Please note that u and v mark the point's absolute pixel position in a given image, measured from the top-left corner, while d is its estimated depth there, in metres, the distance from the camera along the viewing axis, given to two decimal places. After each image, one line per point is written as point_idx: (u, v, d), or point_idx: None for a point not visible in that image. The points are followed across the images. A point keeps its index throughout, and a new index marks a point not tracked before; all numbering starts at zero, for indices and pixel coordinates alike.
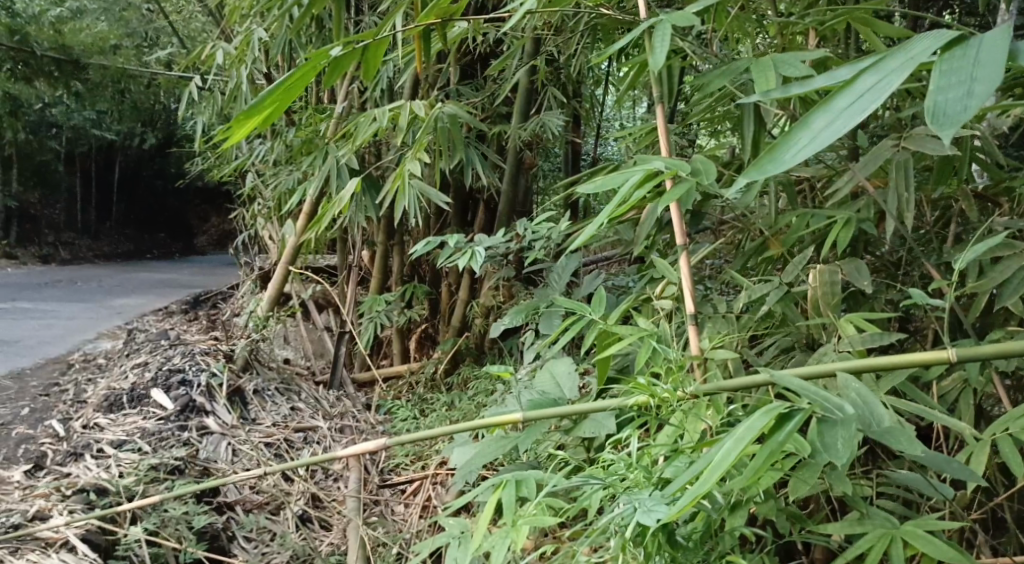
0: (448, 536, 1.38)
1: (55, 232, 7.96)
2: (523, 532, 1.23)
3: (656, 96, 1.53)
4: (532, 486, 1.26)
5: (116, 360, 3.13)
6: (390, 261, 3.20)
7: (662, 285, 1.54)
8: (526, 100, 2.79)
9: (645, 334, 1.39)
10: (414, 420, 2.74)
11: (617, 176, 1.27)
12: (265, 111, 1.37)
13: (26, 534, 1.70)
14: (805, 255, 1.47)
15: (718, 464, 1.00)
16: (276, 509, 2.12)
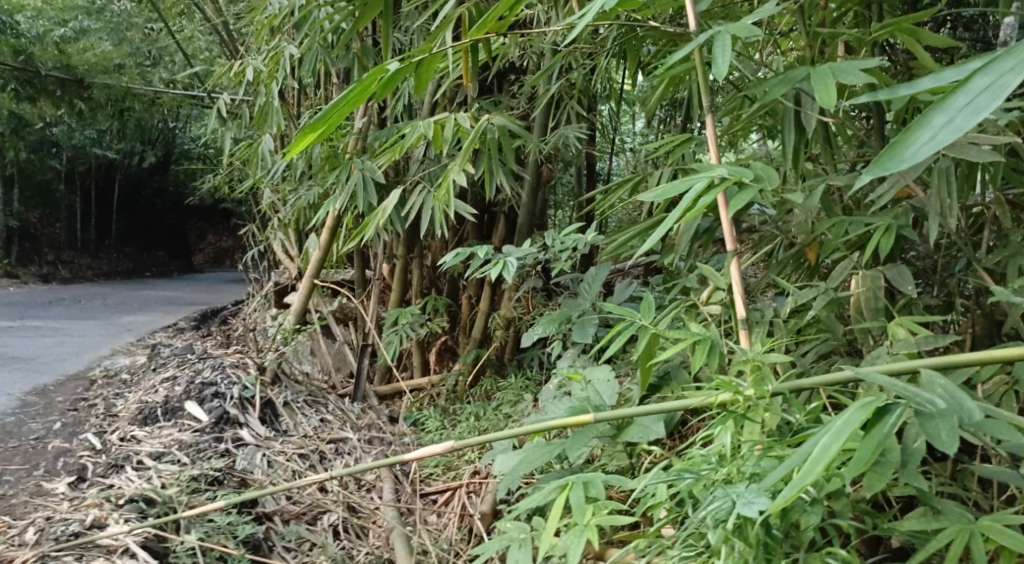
0: (508, 540, 1.43)
1: (55, 251, 7.97)
2: (598, 532, 1.29)
3: (706, 106, 1.58)
4: (600, 486, 1.29)
5: (140, 375, 3.16)
6: (410, 275, 3.22)
7: (710, 292, 1.63)
8: (546, 114, 2.82)
9: (699, 339, 1.43)
10: (442, 431, 2.77)
11: (682, 182, 1.30)
12: (323, 129, 1.42)
13: (90, 542, 1.75)
14: (847, 261, 1.52)
15: (819, 457, 1.09)
16: (313, 519, 2.14)
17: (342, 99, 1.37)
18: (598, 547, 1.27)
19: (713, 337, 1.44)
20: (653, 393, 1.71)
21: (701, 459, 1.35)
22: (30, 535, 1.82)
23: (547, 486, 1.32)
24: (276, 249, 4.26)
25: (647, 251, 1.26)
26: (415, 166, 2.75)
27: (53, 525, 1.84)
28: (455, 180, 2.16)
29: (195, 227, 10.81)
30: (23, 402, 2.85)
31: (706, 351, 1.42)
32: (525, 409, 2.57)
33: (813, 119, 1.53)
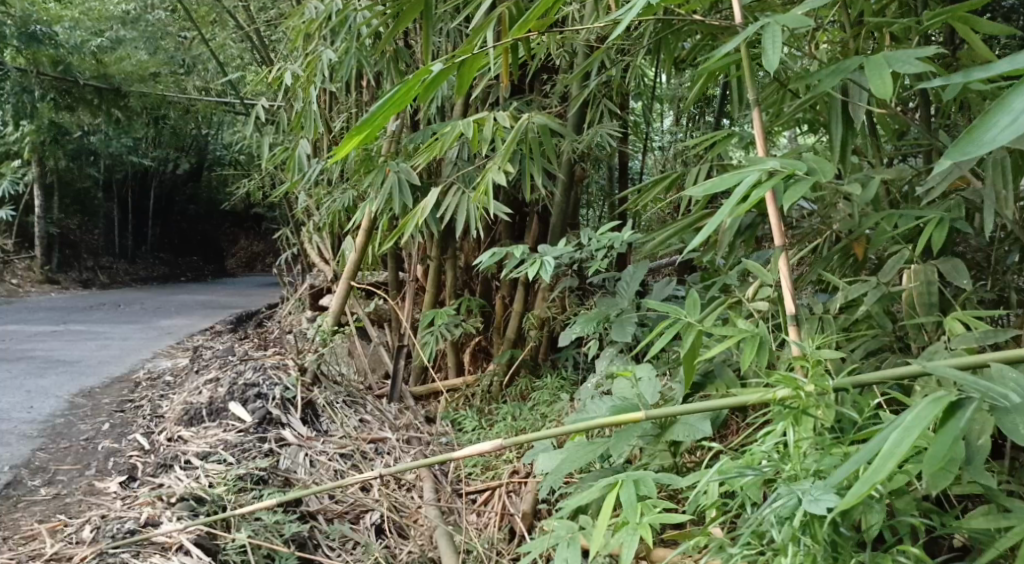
0: (556, 538, 1.44)
1: (94, 257, 8.09)
2: (651, 530, 1.28)
3: (752, 99, 1.59)
4: (652, 484, 1.30)
5: (183, 377, 3.22)
6: (444, 275, 3.23)
7: (755, 288, 1.65)
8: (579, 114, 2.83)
9: (749, 334, 1.45)
10: (480, 430, 2.79)
11: (733, 175, 1.30)
12: (369, 131, 1.48)
13: (145, 539, 1.79)
14: (899, 255, 1.55)
15: (891, 451, 1.08)
16: (356, 519, 2.16)
17: (385, 105, 1.42)
18: (652, 544, 1.26)
19: (762, 334, 1.45)
20: (697, 392, 1.73)
21: (750, 457, 1.36)
22: (87, 533, 1.87)
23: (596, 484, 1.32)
24: (312, 252, 4.31)
25: (696, 249, 1.25)
26: (450, 168, 2.77)
27: (109, 523, 1.89)
28: (495, 180, 2.18)
29: (227, 232, 10.91)
30: (71, 405, 2.92)
31: (756, 346, 1.43)
32: (563, 408, 2.58)
33: (861, 109, 1.55)
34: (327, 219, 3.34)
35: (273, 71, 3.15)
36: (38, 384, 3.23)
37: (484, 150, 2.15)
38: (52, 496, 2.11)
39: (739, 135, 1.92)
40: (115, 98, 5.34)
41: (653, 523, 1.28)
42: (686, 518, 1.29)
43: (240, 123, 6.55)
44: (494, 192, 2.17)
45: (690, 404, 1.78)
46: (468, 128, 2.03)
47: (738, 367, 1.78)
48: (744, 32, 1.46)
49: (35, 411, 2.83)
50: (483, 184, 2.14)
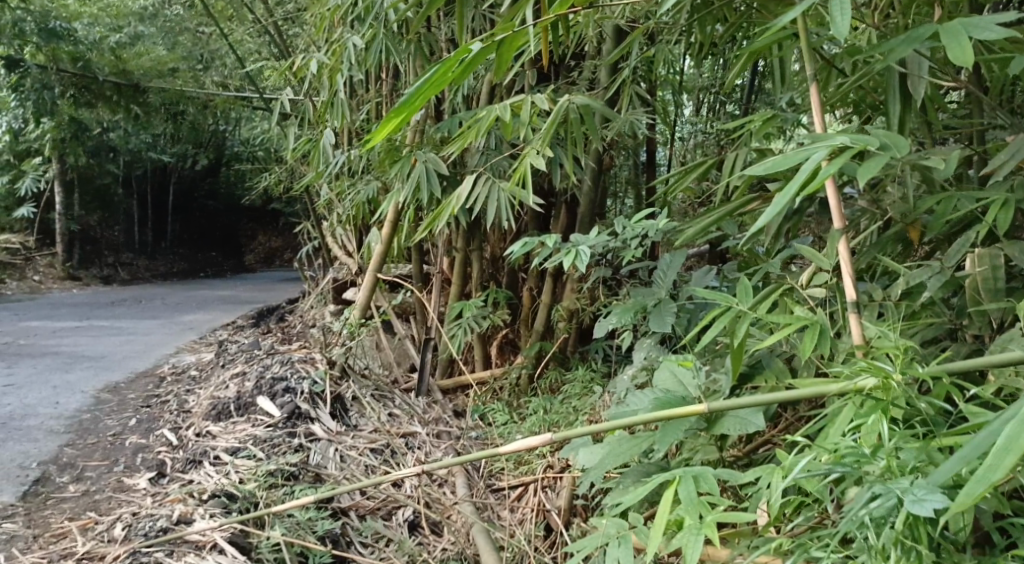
0: (606, 536, 1.39)
1: (114, 253, 8.09)
2: (718, 531, 1.20)
3: (808, 74, 1.54)
4: (712, 482, 1.23)
5: (209, 371, 3.19)
6: (470, 267, 3.18)
7: (812, 275, 1.60)
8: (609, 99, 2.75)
9: (810, 322, 1.45)
10: (512, 424, 2.73)
11: (800, 151, 1.24)
12: (404, 115, 1.44)
13: (178, 537, 1.75)
14: (962, 238, 1.53)
15: (1007, 446, 1.01)
16: (388, 515, 2.11)
17: (421, 87, 1.38)
18: (720, 545, 1.18)
19: (820, 323, 1.46)
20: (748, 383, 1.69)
21: (813, 452, 1.30)
22: (119, 531, 1.83)
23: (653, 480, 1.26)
24: (334, 245, 4.27)
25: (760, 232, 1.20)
26: (478, 157, 2.69)
27: (141, 521, 1.85)
28: (533, 164, 2.12)
29: (246, 228, 10.89)
30: (97, 400, 2.90)
31: (816, 335, 1.44)
32: (596, 401, 2.52)
33: (924, 85, 1.54)
34: (352, 210, 3.29)
35: (296, 62, 3.11)
36: (64, 379, 3.20)
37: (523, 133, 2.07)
38: (81, 493, 2.08)
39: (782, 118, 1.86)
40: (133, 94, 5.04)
41: (721, 523, 1.21)
42: (760, 519, 1.21)
43: (258, 118, 6.52)
44: (532, 177, 2.11)
45: (737, 397, 1.73)
46: (505, 112, 1.98)
47: (786, 358, 1.72)
48: (808, 1, 1.39)
49: (61, 406, 2.80)
50: (521, 169, 2.09)
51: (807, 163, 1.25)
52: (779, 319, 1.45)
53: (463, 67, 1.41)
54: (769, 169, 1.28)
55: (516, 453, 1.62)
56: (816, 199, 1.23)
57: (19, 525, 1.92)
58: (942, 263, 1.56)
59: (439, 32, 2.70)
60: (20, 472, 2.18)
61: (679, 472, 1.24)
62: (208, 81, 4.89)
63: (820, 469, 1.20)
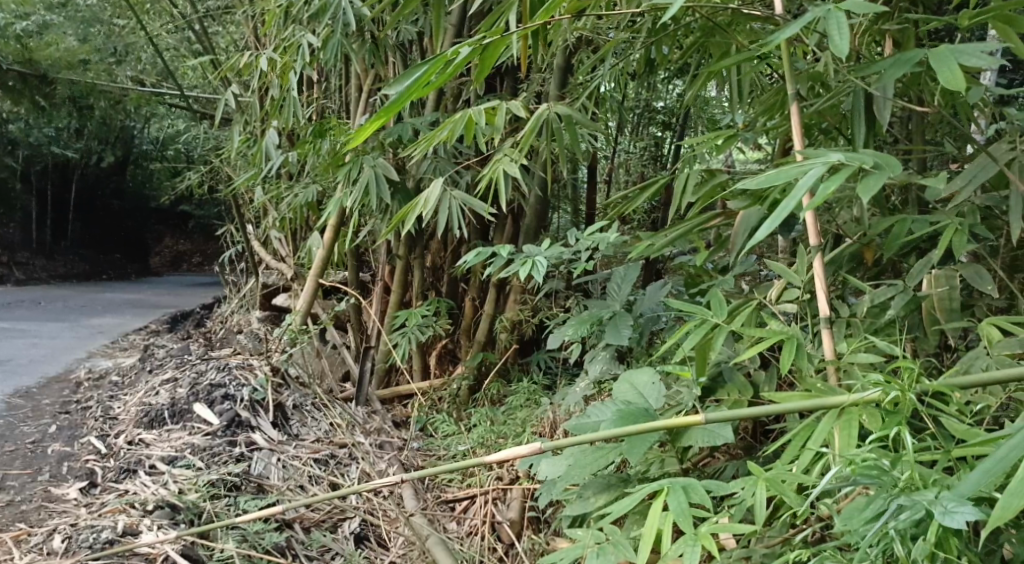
0: (582, 546, 1.37)
1: (9, 252, 7.63)
2: (714, 542, 1.22)
3: (788, 92, 1.55)
4: (703, 492, 1.24)
5: (133, 377, 3.04)
6: (411, 275, 3.08)
7: (782, 289, 1.61)
8: (561, 81, 2.57)
9: (784, 336, 1.45)
10: (455, 435, 2.68)
11: (796, 166, 1.26)
12: (388, 117, 1.41)
13: (127, 549, 1.67)
14: (922, 258, 1.53)
15: None
16: (332, 527, 2.04)
17: (407, 88, 1.35)
18: (719, 557, 1.20)
19: (795, 336, 1.45)
20: (711, 399, 1.67)
21: (801, 467, 1.30)
22: (59, 543, 1.75)
23: (640, 489, 1.26)
24: (260, 250, 4.14)
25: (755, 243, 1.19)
26: (426, 165, 2.70)
27: (82, 533, 1.76)
28: (508, 171, 2.07)
29: (152, 230, 10.53)
30: (10, 405, 2.74)
31: (793, 348, 1.43)
32: (544, 413, 2.48)
33: (889, 110, 1.50)
34: (289, 214, 3.17)
35: (235, 60, 3.01)
36: None
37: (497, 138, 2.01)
38: (6, 503, 1.96)
39: (746, 135, 1.81)
40: (39, 85, 4.86)
41: (715, 534, 1.23)
42: (756, 530, 1.24)
43: (173, 117, 6.29)
44: (503, 184, 2.08)
45: (700, 410, 1.70)
46: (478, 115, 1.91)
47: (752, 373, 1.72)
48: (803, 18, 1.40)
49: None
50: (493, 174, 2.06)
51: (805, 178, 1.25)
52: (758, 333, 1.45)
53: (450, 69, 1.39)
54: (765, 182, 1.28)
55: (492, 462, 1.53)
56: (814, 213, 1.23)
57: None
58: (904, 281, 1.55)
59: (387, 33, 2.64)
60: None
61: (668, 484, 1.25)
62: (120, 76, 4.67)
63: (824, 481, 1.19)
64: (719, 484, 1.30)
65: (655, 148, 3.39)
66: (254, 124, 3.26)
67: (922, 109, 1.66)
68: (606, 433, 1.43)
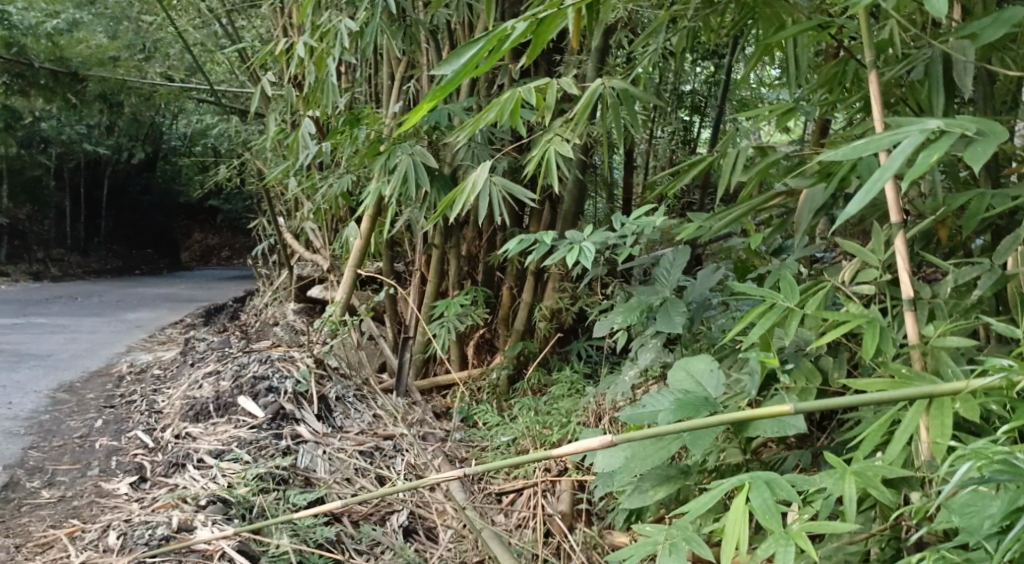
0: (653, 543, 1.32)
1: (45, 249, 7.68)
2: (807, 539, 1.19)
3: (867, 61, 1.48)
4: (789, 489, 1.21)
5: (175, 370, 3.04)
6: (446, 264, 3.02)
7: (855, 270, 1.56)
8: (601, 54, 2.48)
9: (865, 319, 1.41)
10: (500, 425, 2.65)
11: (894, 136, 1.19)
12: (441, 98, 1.38)
13: (185, 547, 1.66)
14: (1008, 235, 1.46)
15: None
16: (381, 520, 2.01)
17: (464, 66, 1.33)
18: (814, 555, 1.17)
19: (877, 320, 1.41)
20: (781, 389, 1.62)
21: (892, 460, 1.27)
22: (114, 540, 1.74)
23: (722, 484, 1.22)
24: (294, 243, 4.13)
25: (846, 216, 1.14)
26: (464, 152, 2.67)
27: (136, 529, 1.76)
28: (559, 149, 2.02)
29: (182, 226, 10.57)
30: (54, 401, 2.74)
31: (876, 333, 1.39)
32: (589, 402, 2.44)
33: (973, 75, 1.45)
34: (324, 204, 3.14)
35: (268, 49, 2.98)
36: (13, 378, 3.03)
37: (546, 117, 1.97)
38: (57, 499, 1.96)
39: (804, 106, 1.83)
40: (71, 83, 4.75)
41: (808, 532, 1.20)
42: (852, 527, 1.20)
43: (202, 112, 6.29)
44: (553, 165, 2.04)
45: (765, 398, 1.66)
46: (527, 94, 1.87)
47: (820, 360, 1.66)
48: None
49: (16, 407, 2.64)
50: (544, 156, 2.01)
51: (901, 146, 1.19)
52: (836, 317, 1.40)
53: (505, 46, 1.36)
54: (855, 150, 1.21)
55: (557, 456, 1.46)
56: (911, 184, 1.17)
57: None
58: (991, 260, 1.48)
59: (421, 18, 2.60)
60: None
61: (750, 478, 1.22)
62: (150, 72, 4.66)
63: (952, 478, 1.13)
64: (803, 479, 1.26)
65: (687, 131, 3.33)
66: (288, 114, 3.23)
67: (996, 79, 1.59)
68: (681, 426, 1.38)
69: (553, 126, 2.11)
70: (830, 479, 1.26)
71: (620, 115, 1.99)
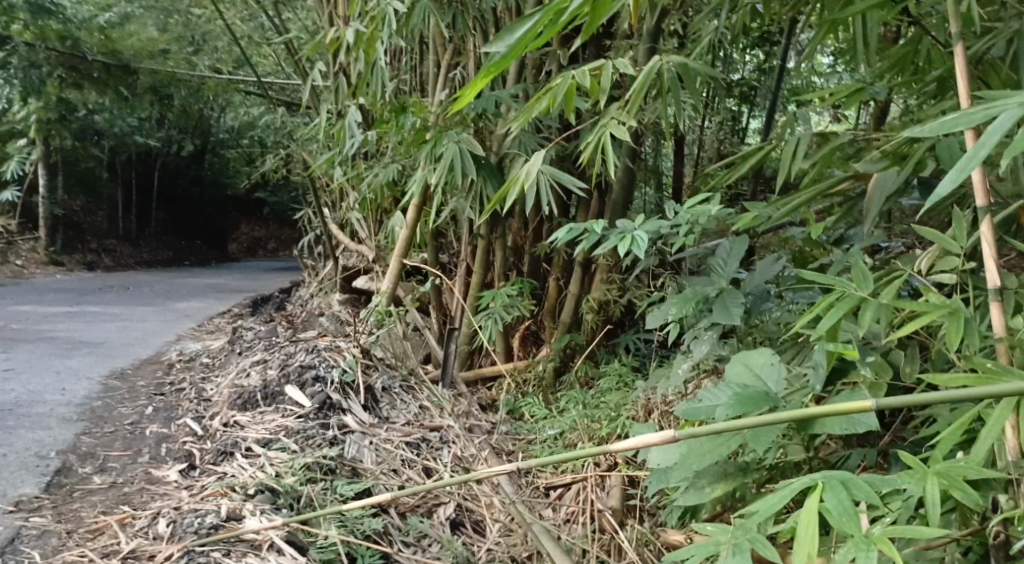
0: (717, 543, 1.28)
1: (98, 240, 7.79)
2: (891, 545, 1.15)
3: (954, 32, 1.44)
4: (866, 491, 1.16)
5: (223, 359, 3.05)
6: (492, 254, 2.99)
7: (932, 259, 1.51)
8: (653, 39, 2.43)
9: (950, 310, 1.36)
10: (548, 417, 2.62)
11: (990, 106, 1.17)
12: (497, 69, 1.33)
13: (234, 536, 1.65)
14: None
15: None
16: (427, 512, 1.98)
17: (519, 40, 1.30)
18: (899, 561, 1.13)
19: (961, 309, 1.36)
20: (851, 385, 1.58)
21: (975, 462, 1.22)
22: (164, 527, 1.74)
23: (795, 482, 1.18)
24: (341, 234, 4.13)
25: (936, 197, 1.14)
26: (512, 140, 2.64)
27: (186, 517, 1.75)
28: (616, 131, 1.97)
29: (230, 217, 10.67)
30: (106, 387, 2.76)
31: (960, 324, 1.34)
32: (640, 395, 2.40)
33: None
34: (371, 194, 3.13)
35: (318, 38, 2.98)
36: (66, 365, 3.06)
37: (601, 101, 1.93)
38: (108, 485, 1.97)
39: (875, 88, 1.84)
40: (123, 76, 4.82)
41: (891, 537, 1.16)
42: (937, 533, 1.16)
43: (249, 104, 6.32)
44: (609, 149, 1.99)
45: (833, 394, 1.62)
46: (580, 78, 1.83)
47: (891, 353, 1.61)
48: None
49: (69, 393, 2.67)
50: (603, 140, 1.97)
51: (996, 120, 1.16)
52: (916, 308, 1.36)
53: (562, 20, 1.32)
54: (948, 124, 1.20)
55: (620, 450, 1.42)
56: (1007, 160, 1.15)
57: (49, 520, 1.81)
58: None
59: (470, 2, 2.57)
60: (39, 462, 2.06)
61: (825, 478, 1.18)
62: (197, 63, 4.69)
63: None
64: (877, 479, 1.21)
65: (735, 121, 3.28)
66: (336, 102, 3.22)
67: None
68: (751, 421, 1.34)
69: (609, 110, 2.07)
70: (907, 479, 1.21)
71: (677, 96, 1.95)
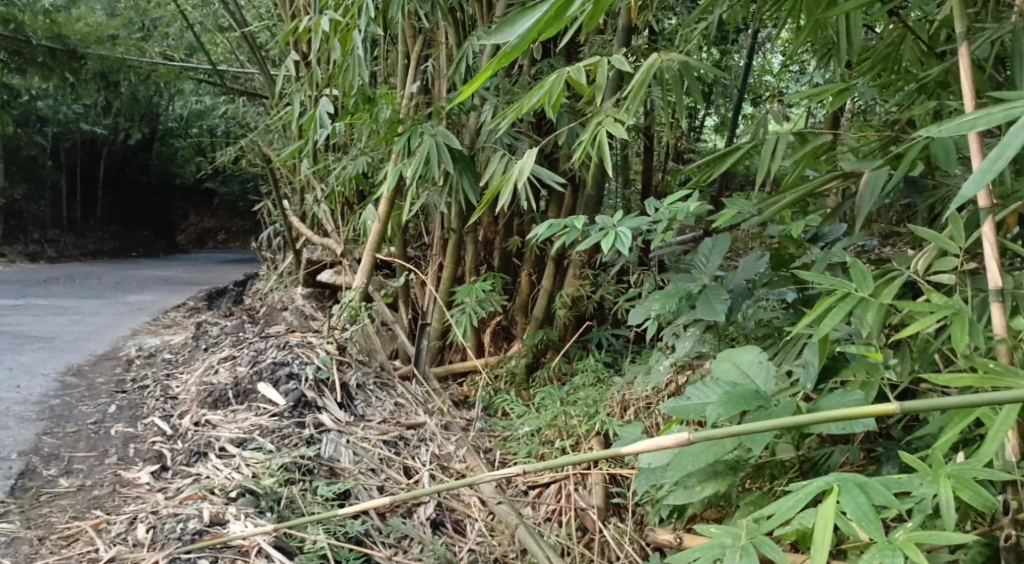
0: (723, 545, 1.26)
1: (41, 230, 7.56)
2: (916, 549, 1.15)
3: (957, 34, 1.44)
4: (885, 494, 1.15)
5: (186, 355, 2.97)
6: (463, 249, 2.93)
7: (928, 258, 1.51)
8: (628, 30, 2.36)
9: (951, 310, 1.36)
10: (523, 413, 2.58)
11: (1009, 109, 1.16)
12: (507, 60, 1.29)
13: (221, 542, 1.60)
14: None
15: None
16: (408, 512, 1.93)
17: (530, 27, 1.25)
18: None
19: (963, 310, 1.36)
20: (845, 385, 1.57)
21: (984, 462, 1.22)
22: (143, 533, 1.68)
23: (811, 485, 1.17)
24: (302, 227, 4.04)
25: (963, 198, 1.14)
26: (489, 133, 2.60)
27: (166, 522, 1.69)
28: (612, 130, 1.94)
29: (178, 207, 10.44)
30: (63, 384, 2.67)
31: (963, 324, 1.34)
32: (618, 392, 2.38)
33: None
34: (338, 186, 3.05)
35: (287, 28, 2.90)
36: (18, 361, 2.95)
37: (596, 97, 1.90)
38: (77, 488, 1.90)
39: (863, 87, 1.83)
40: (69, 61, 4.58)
41: (915, 541, 1.16)
42: (958, 535, 1.15)
43: (201, 93, 6.17)
44: (605, 147, 1.96)
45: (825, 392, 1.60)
46: (576, 74, 1.81)
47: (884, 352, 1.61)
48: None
49: (24, 390, 2.57)
50: (600, 138, 1.93)
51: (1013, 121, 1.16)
52: (920, 308, 1.36)
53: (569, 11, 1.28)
54: (965, 125, 1.19)
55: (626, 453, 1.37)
56: None
57: (17, 526, 1.74)
58: None
59: None
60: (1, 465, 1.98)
61: (840, 482, 1.17)
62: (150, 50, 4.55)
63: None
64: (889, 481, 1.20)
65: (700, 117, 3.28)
66: (303, 92, 3.15)
67: None
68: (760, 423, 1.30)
69: (602, 106, 2.03)
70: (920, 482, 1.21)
71: (666, 90, 1.93)
